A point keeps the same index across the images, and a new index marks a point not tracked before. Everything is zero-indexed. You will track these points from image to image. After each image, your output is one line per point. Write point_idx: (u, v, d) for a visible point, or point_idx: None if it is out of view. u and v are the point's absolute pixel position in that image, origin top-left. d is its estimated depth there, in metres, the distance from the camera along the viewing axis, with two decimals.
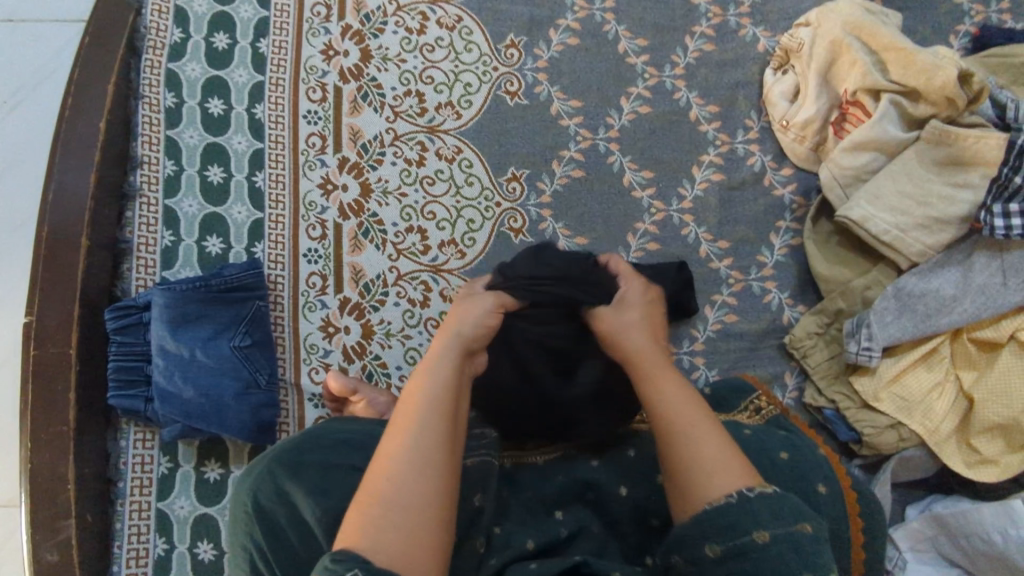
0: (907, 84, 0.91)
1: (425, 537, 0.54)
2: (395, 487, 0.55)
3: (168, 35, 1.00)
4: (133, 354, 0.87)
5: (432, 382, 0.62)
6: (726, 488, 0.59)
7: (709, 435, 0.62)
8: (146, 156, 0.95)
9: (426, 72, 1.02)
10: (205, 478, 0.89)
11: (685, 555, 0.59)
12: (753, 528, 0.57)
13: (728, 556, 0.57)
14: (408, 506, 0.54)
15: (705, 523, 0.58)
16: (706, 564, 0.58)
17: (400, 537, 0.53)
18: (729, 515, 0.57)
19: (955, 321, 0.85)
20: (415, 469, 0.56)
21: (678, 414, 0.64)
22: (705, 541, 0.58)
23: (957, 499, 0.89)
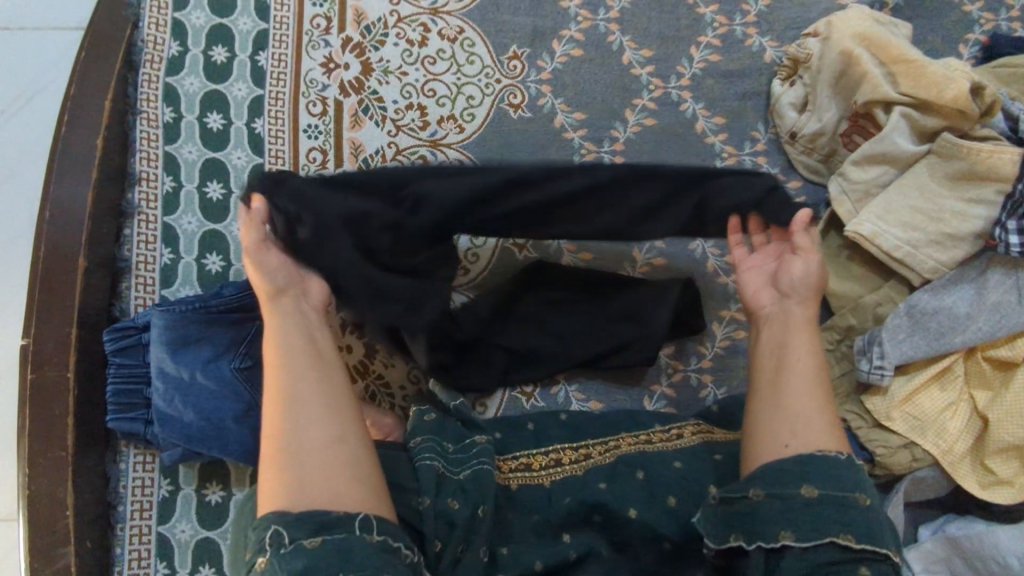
0: (918, 96, 0.88)
1: (343, 460, 0.62)
2: (287, 432, 0.63)
3: (166, 49, 0.98)
4: (132, 376, 0.85)
5: (291, 337, 0.70)
6: (835, 449, 0.65)
7: (819, 416, 0.67)
8: (143, 172, 0.94)
9: (428, 85, 1.01)
10: (206, 501, 0.87)
11: (770, 491, 0.63)
12: (855, 486, 0.62)
13: (823, 500, 0.61)
14: (319, 443, 0.63)
15: (810, 469, 0.63)
16: (795, 502, 0.62)
17: (325, 471, 0.61)
18: (834, 466, 0.63)
19: (970, 341, 0.83)
20: (300, 409, 0.64)
21: (811, 386, 0.69)
22: (803, 482, 0.62)
23: (971, 520, 0.87)
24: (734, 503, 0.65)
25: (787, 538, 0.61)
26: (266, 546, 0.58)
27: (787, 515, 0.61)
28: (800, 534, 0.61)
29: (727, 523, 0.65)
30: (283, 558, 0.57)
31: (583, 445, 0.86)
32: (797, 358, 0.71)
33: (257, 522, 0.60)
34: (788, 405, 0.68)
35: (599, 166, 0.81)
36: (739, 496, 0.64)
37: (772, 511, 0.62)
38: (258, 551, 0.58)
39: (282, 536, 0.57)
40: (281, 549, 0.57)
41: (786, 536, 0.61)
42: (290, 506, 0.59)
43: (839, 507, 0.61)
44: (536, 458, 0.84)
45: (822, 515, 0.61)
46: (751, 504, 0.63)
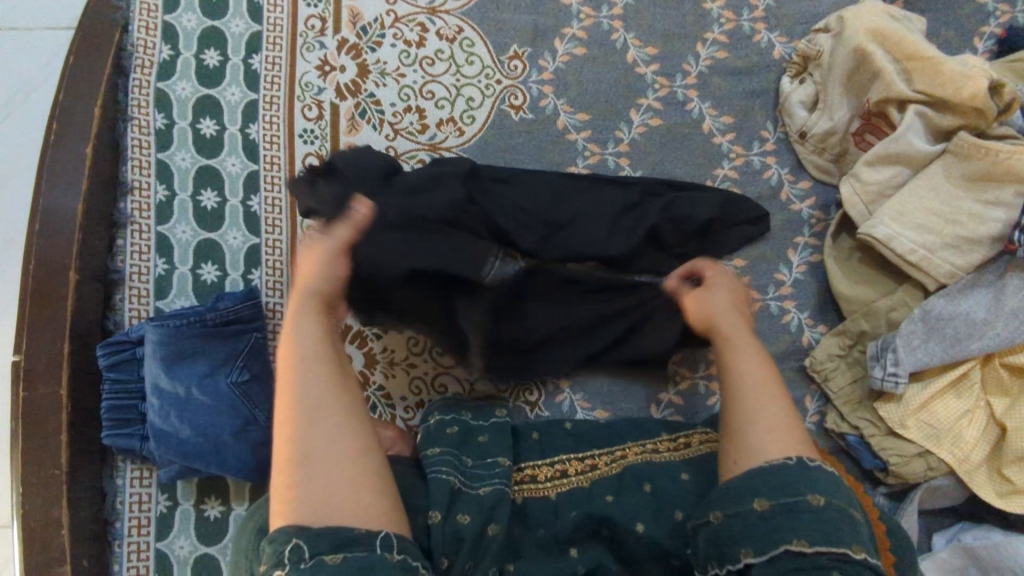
0: (933, 95, 0.85)
1: (368, 475, 0.58)
2: (305, 431, 0.59)
3: (157, 53, 0.96)
4: (126, 392, 0.83)
5: (304, 337, 0.64)
6: (785, 453, 0.63)
7: (766, 408, 0.66)
8: (136, 181, 0.92)
9: (427, 87, 0.98)
10: (205, 516, 0.86)
11: (725, 512, 0.61)
12: (804, 488, 0.59)
13: (776, 511, 0.59)
14: (338, 457, 0.58)
15: (758, 479, 0.61)
16: (750, 518, 0.59)
17: (343, 487, 0.57)
18: (789, 474, 0.60)
19: (987, 346, 0.80)
20: (318, 412, 0.60)
21: (751, 387, 0.68)
22: (754, 496, 0.60)
23: (988, 529, 0.85)
24: (699, 528, 0.63)
25: (749, 556, 0.58)
26: (284, 561, 0.54)
27: (744, 532, 0.59)
28: (758, 549, 0.58)
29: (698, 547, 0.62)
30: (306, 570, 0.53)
31: (589, 456, 0.84)
32: (740, 361, 0.71)
33: (272, 536, 0.56)
34: (737, 417, 0.66)
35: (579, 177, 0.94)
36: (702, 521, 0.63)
37: (730, 530, 0.60)
38: (275, 565, 0.54)
39: (303, 552, 0.54)
40: (303, 564, 0.54)
41: (747, 554, 0.58)
42: (308, 520, 0.55)
43: (791, 513, 0.58)
44: (540, 470, 0.82)
45: (776, 526, 0.58)
46: (711, 528, 0.61)
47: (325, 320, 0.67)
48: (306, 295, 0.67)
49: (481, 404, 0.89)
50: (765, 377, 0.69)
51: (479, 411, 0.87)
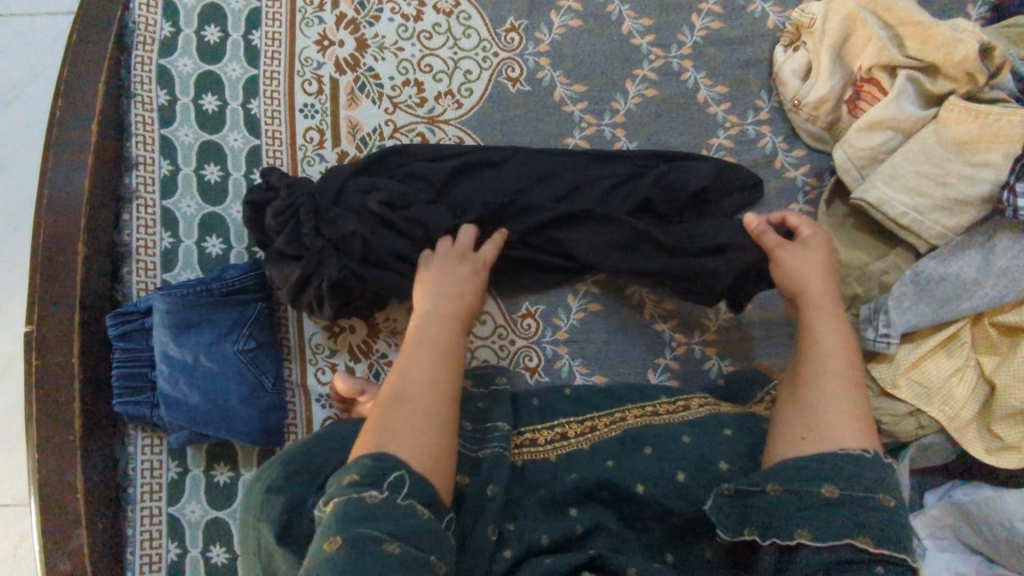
0: (924, 60, 0.88)
1: (433, 442, 0.60)
2: (401, 395, 0.62)
3: (158, 30, 0.97)
4: (136, 360, 0.85)
5: (436, 332, 0.70)
6: (862, 445, 0.64)
7: (838, 387, 0.68)
8: (141, 157, 0.94)
9: (424, 60, 0.99)
10: (215, 482, 0.88)
11: (788, 487, 0.62)
12: (880, 488, 0.60)
13: (843, 500, 0.60)
14: (415, 423, 0.60)
15: (832, 467, 0.61)
16: (811, 501, 0.60)
17: (411, 450, 0.58)
18: (865, 466, 0.61)
19: (976, 306, 0.82)
20: (420, 386, 0.63)
21: (825, 359, 0.70)
22: (823, 481, 0.61)
23: (978, 486, 0.87)
24: (750, 497, 0.64)
25: (803, 536, 0.59)
26: (384, 485, 0.54)
27: (802, 513, 0.60)
28: (816, 533, 0.59)
29: (742, 518, 0.63)
30: (394, 507, 0.53)
31: (588, 420, 0.86)
32: (819, 340, 0.72)
33: (374, 456, 0.56)
34: (810, 394, 0.68)
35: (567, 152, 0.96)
36: (756, 489, 0.64)
37: (789, 507, 0.61)
38: (374, 486, 0.53)
39: (402, 484, 0.54)
40: (398, 498, 0.54)
41: (802, 534, 0.60)
42: (401, 457, 0.57)
43: (857, 507, 0.59)
44: (541, 433, 0.84)
45: (840, 514, 0.59)
46: (766, 498, 0.62)
47: (449, 322, 0.73)
48: (443, 303, 0.75)
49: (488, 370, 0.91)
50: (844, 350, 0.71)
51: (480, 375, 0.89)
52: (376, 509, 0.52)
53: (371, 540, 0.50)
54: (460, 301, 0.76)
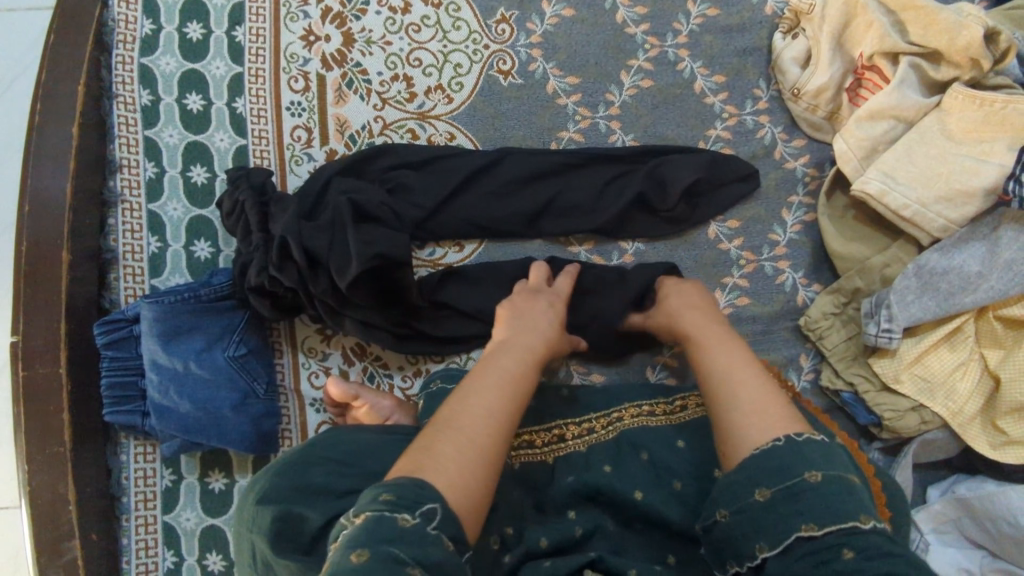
0: (927, 46, 0.85)
1: (477, 473, 0.57)
2: (456, 418, 0.60)
3: (138, 27, 0.94)
4: (126, 368, 0.84)
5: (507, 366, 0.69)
6: (771, 434, 0.62)
7: (747, 384, 0.68)
8: (124, 159, 0.91)
9: (413, 54, 0.96)
10: (210, 489, 0.87)
11: (731, 508, 0.59)
12: (801, 468, 0.58)
13: (778, 499, 0.57)
14: (470, 451, 0.58)
15: (755, 467, 0.60)
16: (755, 510, 0.58)
17: (458, 474, 0.56)
18: (780, 455, 0.60)
19: (980, 300, 0.80)
20: (479, 415, 0.61)
21: (726, 374, 0.70)
22: (754, 486, 0.59)
23: (981, 480, 0.86)
24: (711, 531, 0.61)
25: (763, 550, 0.57)
26: (416, 512, 0.51)
27: (755, 526, 0.57)
28: (772, 541, 0.56)
29: (719, 552, 0.61)
30: (425, 534, 0.50)
31: (586, 420, 0.85)
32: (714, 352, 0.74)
33: (416, 478, 0.53)
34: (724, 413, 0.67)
35: (557, 152, 0.93)
36: (711, 520, 0.61)
37: (739, 526, 0.58)
38: (405, 508, 0.51)
39: (435, 516, 0.52)
40: (427, 526, 0.51)
41: (761, 548, 0.57)
42: (439, 484, 0.54)
43: (793, 496, 0.57)
44: (538, 435, 0.84)
45: (782, 514, 0.56)
46: (719, 527, 0.60)
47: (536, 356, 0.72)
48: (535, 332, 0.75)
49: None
50: (739, 363, 0.71)
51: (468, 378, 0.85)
52: (403, 534, 0.49)
53: (393, 560, 0.48)
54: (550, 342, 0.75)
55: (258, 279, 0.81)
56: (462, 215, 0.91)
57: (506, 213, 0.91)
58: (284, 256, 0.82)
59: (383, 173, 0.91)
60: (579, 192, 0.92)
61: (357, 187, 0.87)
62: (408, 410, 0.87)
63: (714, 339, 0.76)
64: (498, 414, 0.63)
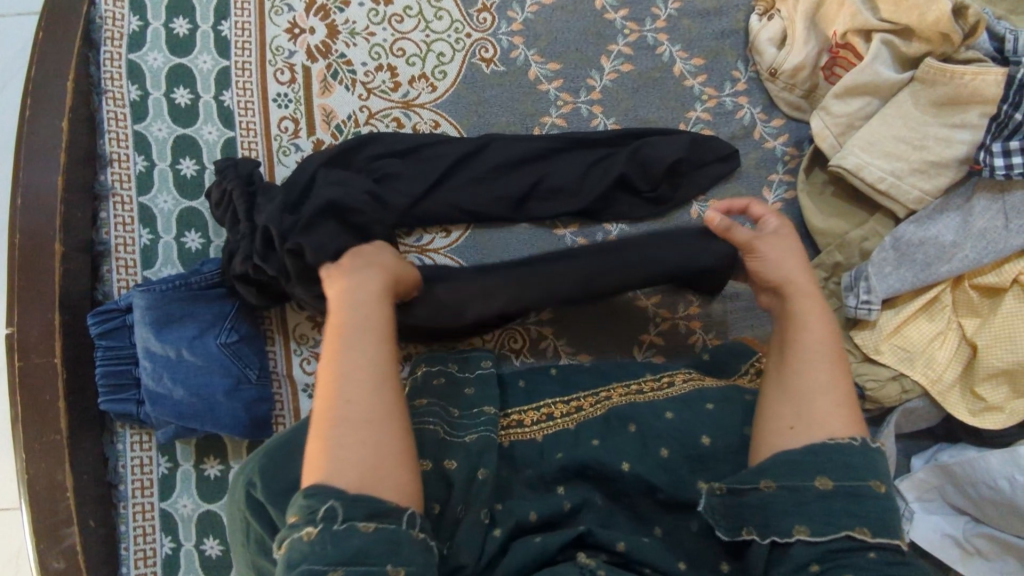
0: (898, 22, 0.86)
1: (386, 447, 0.59)
2: (328, 415, 0.61)
3: (125, 24, 0.96)
4: (120, 357, 0.85)
5: (351, 351, 0.64)
6: (850, 432, 0.64)
7: (833, 380, 0.67)
8: (114, 153, 0.93)
9: (397, 44, 0.98)
10: (205, 476, 0.89)
11: (782, 483, 0.63)
12: (871, 475, 0.61)
13: (837, 492, 0.61)
14: (361, 433, 0.59)
15: (824, 459, 0.62)
16: (807, 495, 0.62)
17: (362, 462, 0.58)
18: (855, 458, 0.62)
19: (955, 269, 0.82)
20: (349, 396, 0.61)
21: (814, 350, 0.69)
22: (817, 474, 0.62)
23: (963, 447, 0.88)
24: (744, 496, 0.64)
25: (802, 532, 0.61)
26: (319, 518, 0.54)
27: (801, 508, 0.61)
28: (815, 527, 0.61)
29: (740, 516, 0.65)
30: (333, 536, 0.53)
31: (575, 399, 0.87)
32: (809, 325, 0.71)
33: (308, 489, 0.56)
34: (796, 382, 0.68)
35: (540, 138, 0.94)
36: (749, 486, 0.65)
37: (783, 503, 0.62)
38: (312, 522, 0.54)
39: (337, 514, 0.54)
40: (336, 524, 0.54)
41: (800, 530, 0.61)
42: (345, 485, 0.57)
43: (854, 498, 0.60)
44: (526, 415, 0.85)
45: (834, 507, 0.60)
46: (761, 496, 0.63)
47: (374, 287, 0.71)
48: (364, 271, 0.73)
49: (472, 354, 0.92)
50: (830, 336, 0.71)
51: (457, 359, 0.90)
52: (312, 547, 0.53)
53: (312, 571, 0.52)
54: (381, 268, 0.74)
55: (243, 267, 0.83)
56: (443, 201, 0.92)
57: (489, 198, 0.93)
58: (269, 243, 0.83)
59: (373, 162, 0.92)
60: (562, 177, 0.93)
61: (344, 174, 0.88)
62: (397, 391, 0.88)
63: (816, 313, 0.72)
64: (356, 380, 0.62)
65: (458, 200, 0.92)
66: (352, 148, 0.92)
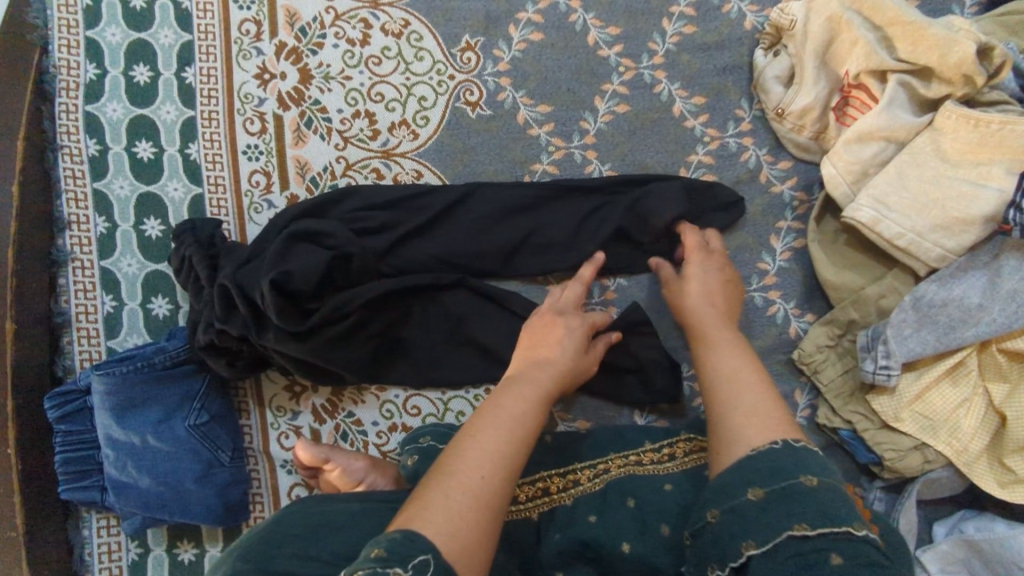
0: (916, 62, 0.80)
1: (482, 518, 0.55)
2: (448, 469, 0.57)
3: (81, 73, 0.89)
4: (82, 442, 0.80)
5: (519, 402, 0.65)
6: (769, 437, 0.60)
7: (742, 393, 0.66)
8: (73, 215, 0.86)
9: (375, 88, 0.91)
10: (179, 561, 0.83)
11: (721, 507, 0.57)
12: (798, 471, 0.56)
13: (771, 497, 0.55)
14: (473, 496, 0.56)
15: (748, 470, 0.58)
16: (746, 512, 0.55)
17: (457, 525, 0.54)
18: (779, 458, 0.58)
19: (982, 334, 0.76)
20: (478, 459, 0.58)
21: (723, 379, 0.69)
22: (748, 485, 0.56)
23: (991, 518, 0.82)
24: (697, 536, 0.58)
25: (751, 549, 0.53)
26: (409, 564, 0.49)
27: (744, 526, 0.54)
28: (761, 538, 0.53)
29: (701, 559, 0.57)
30: None
31: (571, 472, 0.80)
32: (715, 359, 0.71)
33: (406, 531, 0.51)
34: (713, 411, 0.66)
35: (530, 185, 0.88)
36: (701, 525, 0.58)
37: (726, 526, 0.55)
38: (398, 561, 0.49)
39: (427, 569, 0.49)
40: None
41: (748, 545, 0.53)
42: (437, 540, 0.52)
43: (784, 496, 0.54)
44: (522, 490, 0.79)
45: (772, 514, 0.54)
46: (709, 531, 0.57)
47: (566, 353, 0.74)
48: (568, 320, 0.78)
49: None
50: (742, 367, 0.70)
51: None
52: None
53: None
54: (567, 337, 0.76)
55: (205, 336, 0.77)
56: (424, 255, 0.85)
57: (477, 251, 0.85)
58: (230, 305, 0.78)
59: (349, 215, 0.84)
60: (553, 228, 0.87)
61: (321, 227, 0.80)
62: (383, 469, 0.82)
63: (723, 344, 0.73)
64: (507, 449, 0.60)
65: (441, 254, 0.85)
66: (329, 203, 0.85)
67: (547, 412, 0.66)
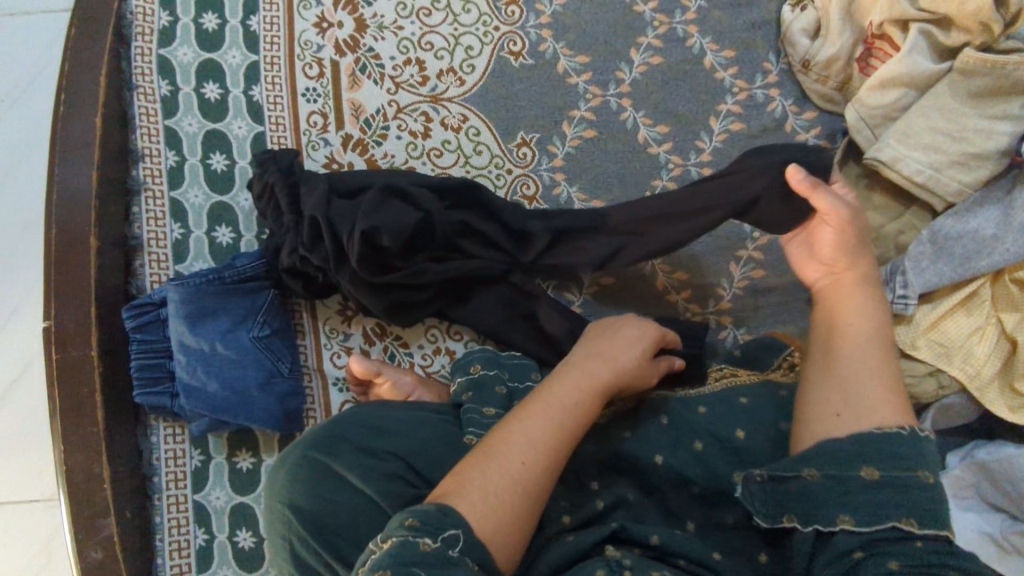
0: (936, 12, 0.85)
1: (510, 508, 0.56)
2: (494, 448, 0.60)
3: (156, 20, 0.96)
4: (154, 351, 0.87)
5: (573, 390, 0.66)
6: (897, 423, 0.60)
7: (864, 385, 0.63)
8: (146, 149, 0.93)
9: (425, 38, 0.98)
10: (238, 468, 0.90)
11: (826, 472, 0.59)
12: (919, 465, 0.58)
13: (886, 483, 0.57)
14: (512, 484, 0.57)
15: (868, 448, 0.58)
16: (852, 486, 0.58)
17: (488, 506, 0.55)
18: (902, 446, 0.58)
19: (996, 263, 0.80)
20: (524, 444, 0.60)
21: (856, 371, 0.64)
22: (863, 464, 0.58)
23: (999, 445, 0.86)
24: (786, 482, 0.61)
25: (847, 523, 0.57)
26: (439, 536, 0.52)
27: (845, 498, 0.58)
28: (861, 520, 0.57)
29: (782, 503, 0.61)
30: (447, 560, 0.50)
31: None
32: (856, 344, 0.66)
33: (440, 504, 0.54)
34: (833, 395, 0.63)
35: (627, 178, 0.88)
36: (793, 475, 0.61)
37: (827, 491, 0.58)
38: (428, 533, 0.52)
39: (457, 541, 0.52)
40: (450, 550, 0.51)
41: (845, 520, 0.57)
42: (471, 519, 0.54)
43: (901, 489, 0.57)
44: None
45: (881, 498, 0.57)
46: (803, 484, 0.60)
47: (636, 356, 0.74)
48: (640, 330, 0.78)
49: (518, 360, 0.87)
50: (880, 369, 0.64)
51: (509, 363, 0.86)
52: (426, 557, 0.50)
53: None
54: (635, 347, 0.75)
55: (289, 259, 0.85)
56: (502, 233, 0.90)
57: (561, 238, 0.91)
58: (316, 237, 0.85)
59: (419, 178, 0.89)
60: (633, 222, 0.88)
61: (413, 188, 0.87)
62: (430, 386, 0.88)
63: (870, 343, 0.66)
64: (550, 444, 0.61)
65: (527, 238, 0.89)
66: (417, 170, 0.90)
67: (598, 405, 0.67)
